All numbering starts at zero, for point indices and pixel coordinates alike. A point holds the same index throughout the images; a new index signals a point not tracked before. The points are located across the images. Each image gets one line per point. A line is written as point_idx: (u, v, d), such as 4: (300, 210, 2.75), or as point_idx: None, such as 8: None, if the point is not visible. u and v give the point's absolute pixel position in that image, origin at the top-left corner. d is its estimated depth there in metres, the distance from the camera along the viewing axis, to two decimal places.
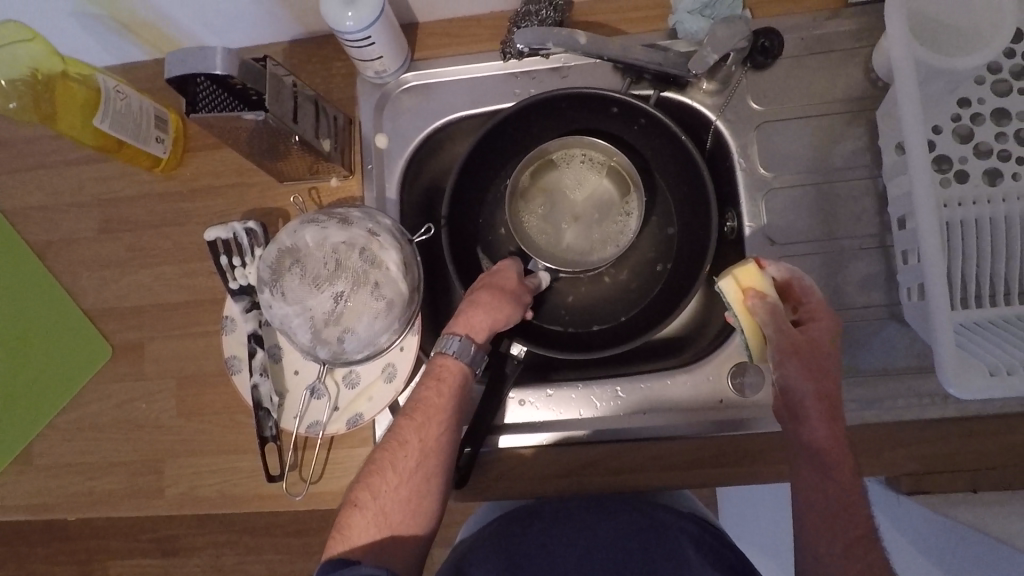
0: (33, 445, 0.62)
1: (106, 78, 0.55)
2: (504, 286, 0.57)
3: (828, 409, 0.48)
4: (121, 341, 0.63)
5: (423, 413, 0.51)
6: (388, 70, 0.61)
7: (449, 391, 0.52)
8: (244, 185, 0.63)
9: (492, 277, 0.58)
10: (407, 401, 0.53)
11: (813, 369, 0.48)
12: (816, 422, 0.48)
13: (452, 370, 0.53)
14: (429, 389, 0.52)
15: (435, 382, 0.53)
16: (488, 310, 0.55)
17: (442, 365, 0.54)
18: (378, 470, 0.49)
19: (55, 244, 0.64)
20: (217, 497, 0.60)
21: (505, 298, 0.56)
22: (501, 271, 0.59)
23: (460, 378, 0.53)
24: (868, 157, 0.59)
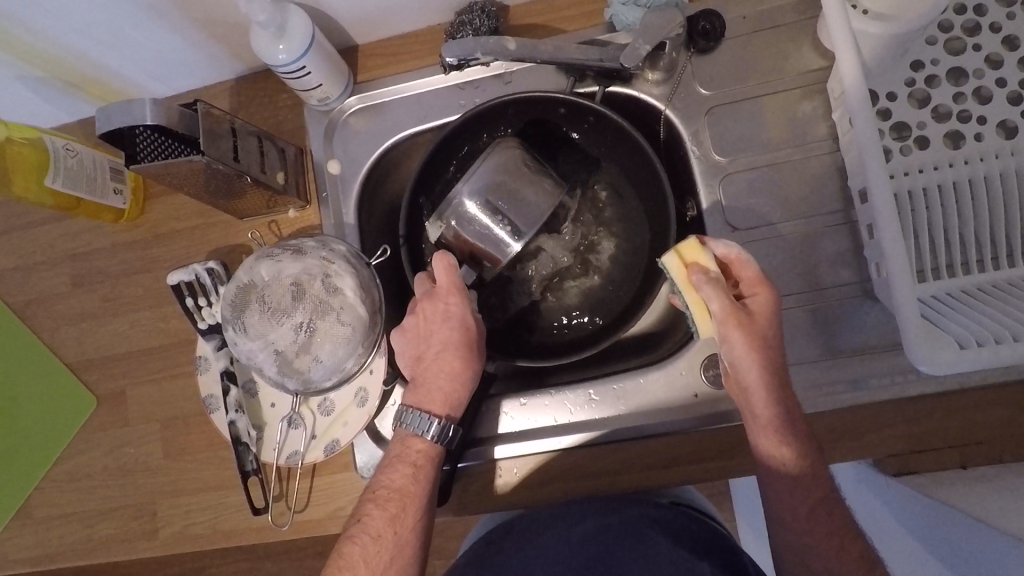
0: (31, 499, 0.64)
1: (54, 137, 0.56)
2: (466, 336, 0.54)
3: (776, 381, 0.46)
4: (104, 390, 0.64)
5: (397, 505, 0.50)
6: (332, 96, 0.61)
7: (424, 478, 0.51)
8: (206, 226, 0.64)
9: (440, 325, 0.55)
10: (375, 488, 0.51)
11: (757, 341, 0.46)
12: (766, 393, 0.46)
13: (429, 453, 0.52)
14: (401, 476, 0.51)
15: (408, 469, 0.51)
16: (452, 379, 0.54)
17: (418, 451, 0.52)
18: (350, 568, 0.49)
19: (33, 302, 0.66)
20: (209, 534, 0.61)
21: (466, 356, 0.54)
22: (459, 317, 0.55)
23: (433, 461, 0.52)
24: (825, 132, 0.57)
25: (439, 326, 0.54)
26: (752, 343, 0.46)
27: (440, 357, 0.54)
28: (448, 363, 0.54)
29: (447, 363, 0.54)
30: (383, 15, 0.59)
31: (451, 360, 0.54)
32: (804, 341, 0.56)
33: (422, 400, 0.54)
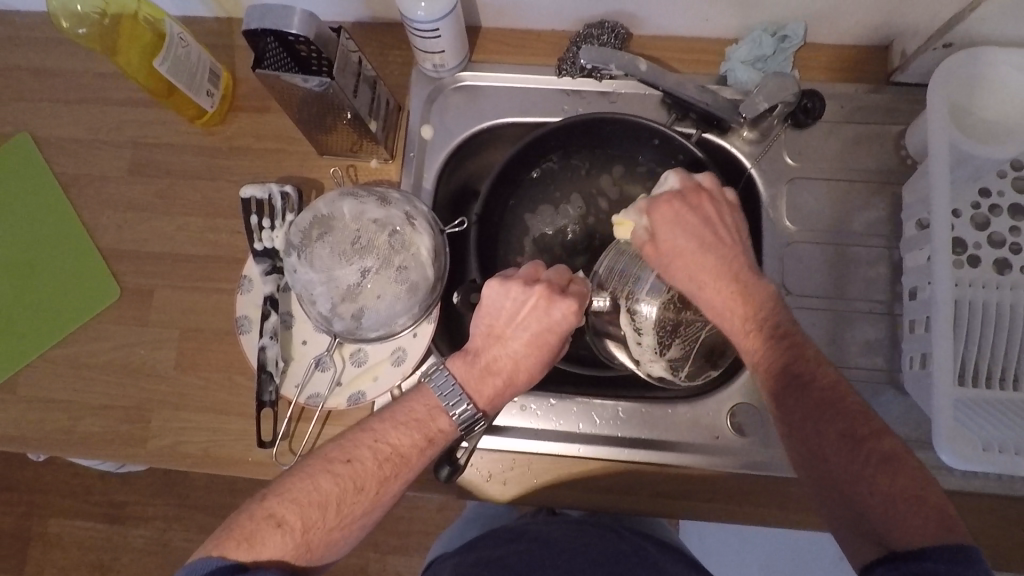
0: (20, 375, 0.61)
1: (174, 24, 0.55)
2: (550, 352, 0.51)
3: (740, 282, 0.48)
4: (130, 284, 0.62)
5: (395, 468, 0.46)
6: (446, 65, 0.62)
7: (426, 456, 0.47)
8: (284, 151, 0.63)
9: (538, 329, 0.50)
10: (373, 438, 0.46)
11: (681, 220, 0.50)
12: (739, 299, 0.47)
13: (447, 434, 0.48)
14: (406, 440, 0.47)
15: (421, 440, 0.47)
16: (508, 384, 0.50)
17: (438, 429, 0.48)
18: (320, 505, 0.43)
19: (81, 178, 0.64)
20: (202, 456, 0.59)
21: (535, 370, 0.51)
22: (556, 330, 0.50)
23: (441, 445, 0.48)
24: (889, 228, 0.62)
25: (536, 326, 0.50)
26: (699, 242, 0.49)
27: (516, 357, 0.50)
28: (516, 367, 0.50)
29: (516, 364, 0.50)
30: (519, 6, 0.62)
31: (523, 364, 0.50)
32: None
33: (471, 379, 0.49)
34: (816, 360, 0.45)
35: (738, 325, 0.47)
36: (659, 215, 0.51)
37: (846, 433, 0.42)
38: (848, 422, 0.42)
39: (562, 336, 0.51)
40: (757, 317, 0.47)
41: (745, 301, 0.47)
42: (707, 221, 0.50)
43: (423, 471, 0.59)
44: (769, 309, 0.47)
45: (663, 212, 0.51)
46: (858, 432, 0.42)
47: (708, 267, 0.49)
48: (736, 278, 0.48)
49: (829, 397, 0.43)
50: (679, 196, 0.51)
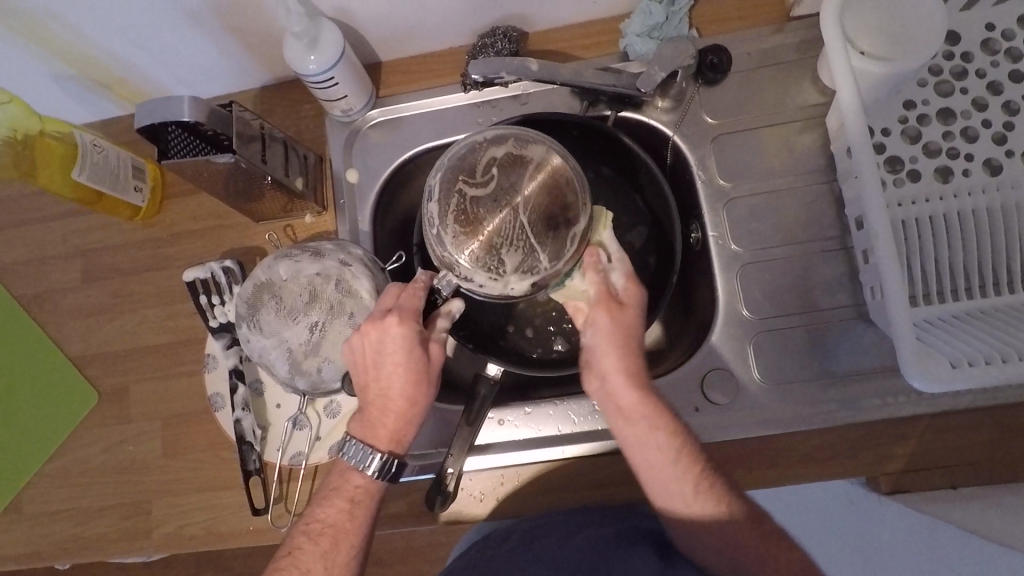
0: (23, 493, 0.63)
1: (83, 133, 0.58)
2: (415, 365, 0.49)
3: (648, 400, 0.50)
4: (106, 385, 0.64)
5: (329, 540, 0.47)
6: (354, 107, 0.63)
7: (361, 515, 0.49)
8: (221, 226, 0.65)
9: (387, 354, 0.49)
10: (310, 520, 0.49)
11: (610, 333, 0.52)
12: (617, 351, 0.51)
13: (367, 488, 0.49)
14: (340, 510, 0.49)
15: (345, 503, 0.49)
16: (398, 412, 0.50)
17: (357, 486, 0.49)
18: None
19: (41, 295, 0.66)
20: (205, 535, 0.60)
21: (416, 386, 0.50)
22: (400, 345, 0.49)
23: (372, 499, 0.50)
24: (823, 164, 0.61)
25: (386, 356, 0.49)
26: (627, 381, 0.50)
27: (386, 391, 0.50)
28: (393, 398, 0.50)
29: (393, 394, 0.50)
30: (410, 34, 0.62)
31: (398, 391, 0.49)
32: (800, 362, 0.59)
33: (368, 434, 0.50)
34: (668, 422, 0.49)
35: (613, 368, 0.51)
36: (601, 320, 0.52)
37: (752, 515, 0.48)
38: (689, 466, 0.48)
39: (415, 346, 0.49)
40: (637, 374, 0.51)
41: (646, 393, 0.50)
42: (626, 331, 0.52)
43: (418, 504, 0.60)
44: (651, 389, 0.51)
45: (628, 295, 0.53)
46: (722, 475, 0.49)
47: (625, 363, 0.51)
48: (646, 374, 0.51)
49: (692, 449, 0.49)
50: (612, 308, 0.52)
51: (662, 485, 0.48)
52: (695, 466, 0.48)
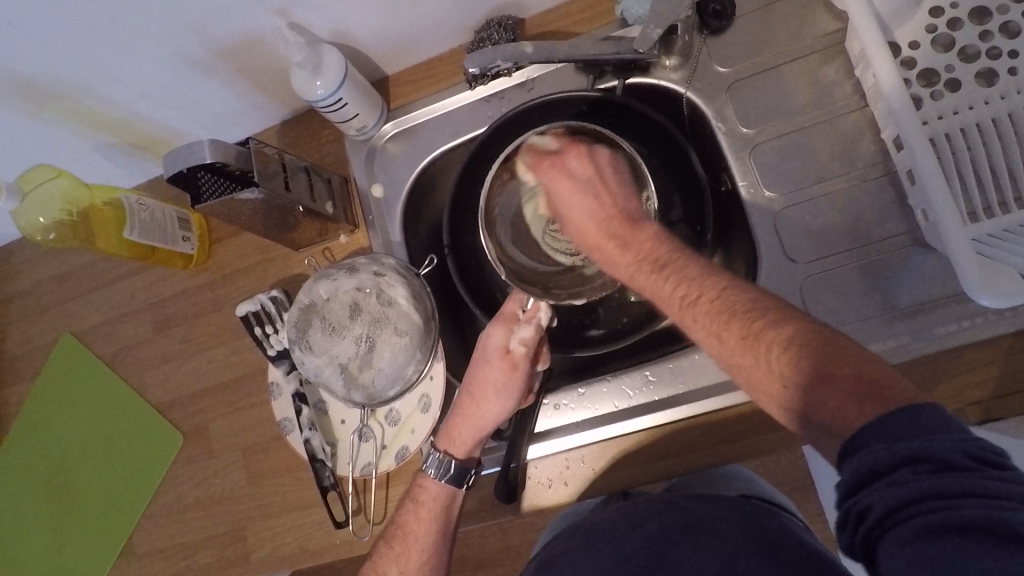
0: (134, 535, 0.68)
1: (129, 195, 0.62)
2: (494, 370, 0.56)
3: (619, 233, 0.51)
4: (189, 426, 0.68)
5: (401, 542, 0.54)
6: (368, 124, 0.65)
7: (428, 517, 0.55)
8: (266, 260, 0.68)
9: (475, 354, 0.57)
10: (390, 526, 0.56)
11: (591, 194, 0.54)
12: (581, 196, 0.54)
13: (436, 494, 0.55)
14: (408, 513, 0.55)
15: (414, 506, 0.55)
16: (467, 416, 0.57)
17: (429, 491, 0.56)
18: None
19: (120, 352, 0.71)
20: (297, 553, 0.63)
21: (487, 391, 0.56)
22: (488, 348, 0.56)
23: (441, 501, 0.55)
24: (851, 90, 0.57)
25: (477, 358, 0.57)
26: (597, 207, 0.53)
27: (467, 390, 0.57)
28: (469, 399, 0.57)
29: (467, 397, 0.57)
30: (407, 44, 0.64)
31: (473, 395, 0.56)
32: (858, 301, 0.56)
33: (444, 436, 0.58)
34: (664, 253, 0.48)
35: (597, 233, 0.52)
36: (546, 175, 0.56)
37: (746, 334, 0.41)
38: (694, 287, 0.44)
39: (497, 352, 0.56)
40: (619, 207, 0.52)
41: (628, 247, 0.50)
42: (598, 175, 0.54)
43: (488, 498, 0.61)
44: (636, 230, 0.50)
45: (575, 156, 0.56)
46: (740, 305, 0.42)
47: (586, 197, 0.54)
48: (623, 219, 0.52)
49: (685, 268, 0.46)
50: (586, 142, 0.56)
51: (678, 321, 0.45)
52: (698, 292, 0.44)
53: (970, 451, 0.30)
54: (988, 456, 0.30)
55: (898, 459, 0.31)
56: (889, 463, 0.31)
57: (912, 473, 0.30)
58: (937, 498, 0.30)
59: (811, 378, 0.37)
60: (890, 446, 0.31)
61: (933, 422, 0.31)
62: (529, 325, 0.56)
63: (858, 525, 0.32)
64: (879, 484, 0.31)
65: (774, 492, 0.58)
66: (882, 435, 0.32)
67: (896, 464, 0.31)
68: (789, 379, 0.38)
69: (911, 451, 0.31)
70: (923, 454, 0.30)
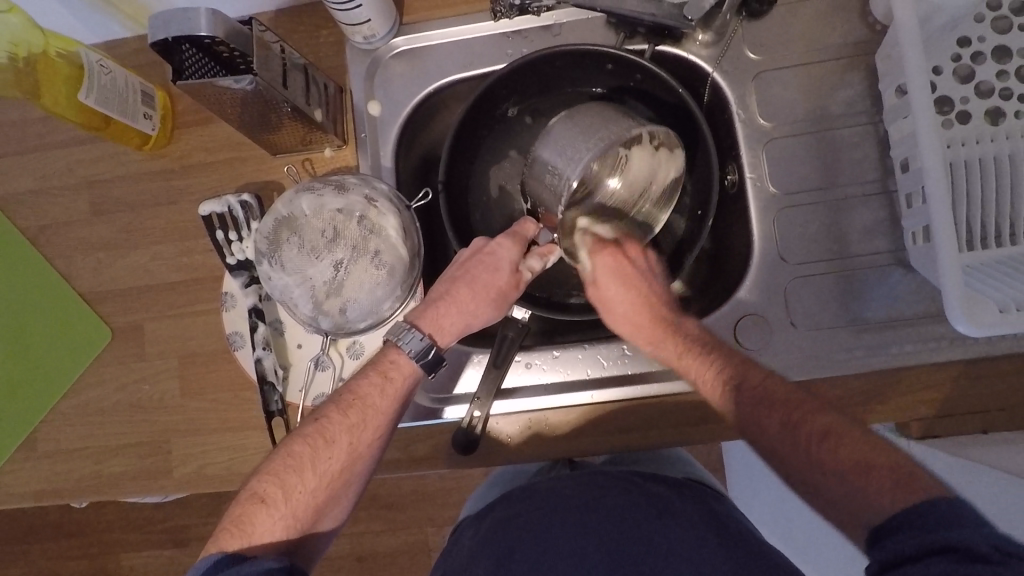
0: (37, 432, 0.62)
1: (89, 52, 0.54)
2: (505, 283, 0.55)
3: (664, 318, 0.56)
4: (120, 323, 0.62)
5: (357, 413, 0.49)
6: (377, 34, 0.59)
7: (392, 394, 0.51)
8: (236, 159, 0.62)
9: (483, 258, 0.56)
10: (343, 393, 0.51)
11: (624, 283, 0.57)
12: (635, 299, 0.57)
13: (408, 369, 0.52)
14: (372, 386, 0.51)
15: (379, 381, 0.51)
16: (460, 311, 0.54)
17: (400, 369, 0.52)
18: (297, 469, 0.48)
19: (46, 229, 0.63)
20: (227, 474, 0.59)
21: (485, 297, 0.55)
22: (504, 261, 0.56)
23: (409, 381, 0.52)
24: (868, 103, 0.58)
25: (489, 263, 0.55)
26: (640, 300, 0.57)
27: (468, 286, 0.54)
28: (466, 296, 0.55)
29: (468, 294, 0.54)
30: None
31: (476, 297, 0.55)
32: (834, 308, 0.58)
33: (425, 316, 0.54)
34: (703, 343, 0.53)
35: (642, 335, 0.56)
36: (601, 262, 0.58)
37: (786, 419, 0.45)
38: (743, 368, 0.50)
39: (512, 267, 0.56)
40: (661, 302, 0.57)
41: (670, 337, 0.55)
42: (638, 271, 0.58)
43: (442, 446, 0.59)
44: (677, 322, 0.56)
45: (603, 271, 0.58)
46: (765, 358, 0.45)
47: (633, 298, 0.57)
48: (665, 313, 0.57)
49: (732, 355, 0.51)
50: (622, 251, 0.59)
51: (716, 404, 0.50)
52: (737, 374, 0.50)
53: (998, 545, 0.32)
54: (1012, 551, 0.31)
55: (925, 550, 0.33)
56: (916, 552, 0.33)
57: (933, 560, 0.32)
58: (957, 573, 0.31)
59: (848, 465, 0.41)
60: (917, 537, 0.34)
61: (952, 521, 0.34)
62: (540, 259, 0.57)
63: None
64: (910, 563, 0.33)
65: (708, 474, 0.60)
66: (913, 525, 0.35)
67: (919, 554, 0.33)
68: (815, 460, 0.43)
69: (936, 542, 0.33)
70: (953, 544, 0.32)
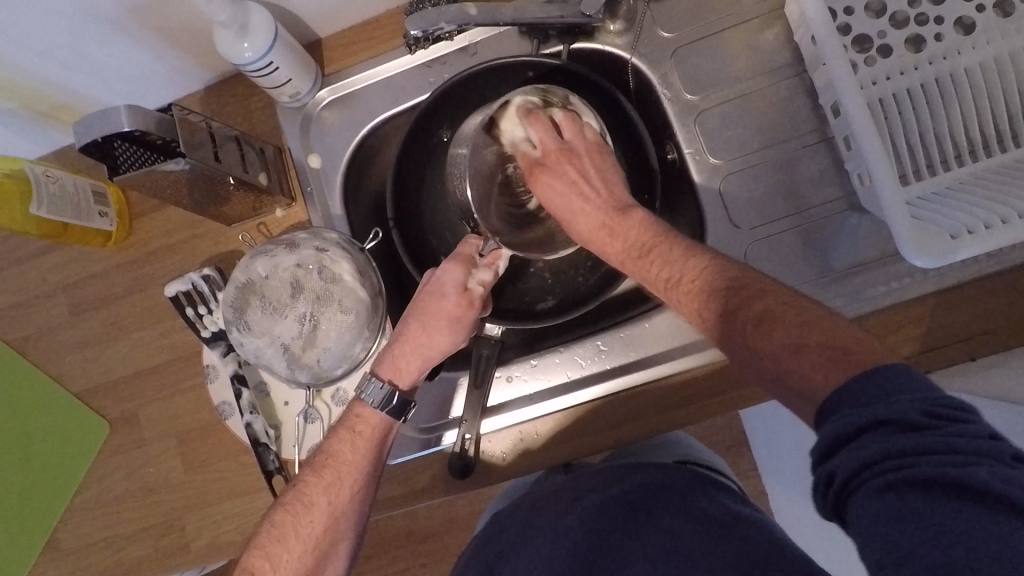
0: (59, 532, 0.64)
1: (34, 165, 0.57)
2: (454, 307, 0.54)
3: (611, 223, 0.52)
4: (116, 414, 0.64)
5: (331, 472, 0.50)
6: (302, 90, 0.61)
7: (363, 447, 0.51)
8: (195, 236, 0.64)
9: (430, 288, 0.55)
10: (317, 455, 0.52)
11: (554, 169, 0.56)
12: (568, 189, 0.55)
13: (375, 419, 0.52)
14: (341, 442, 0.51)
15: (348, 436, 0.52)
16: (415, 348, 0.54)
17: (366, 421, 0.52)
18: (281, 538, 0.49)
19: (33, 338, 0.66)
20: (242, 540, 0.61)
21: (437, 326, 0.54)
22: (449, 286, 0.54)
23: (378, 431, 0.52)
24: (789, 56, 0.58)
25: (434, 292, 0.54)
26: (591, 202, 0.54)
27: (419, 321, 0.54)
28: (418, 331, 0.54)
29: (420, 329, 0.54)
30: (341, 4, 0.60)
31: (428, 329, 0.54)
32: (797, 264, 0.58)
33: (382, 365, 0.54)
34: (651, 238, 0.49)
35: (613, 250, 0.52)
36: (538, 128, 0.58)
37: (725, 310, 0.42)
38: (677, 270, 0.46)
39: (459, 288, 0.54)
40: (613, 198, 0.54)
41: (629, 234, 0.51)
42: (584, 177, 0.55)
43: (441, 473, 0.60)
44: (627, 218, 0.52)
45: (568, 131, 0.57)
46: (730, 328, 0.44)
47: (573, 204, 0.55)
48: (613, 212, 0.53)
49: (671, 250, 0.47)
50: (571, 151, 0.56)
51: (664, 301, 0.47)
52: (682, 274, 0.46)
53: (929, 410, 0.30)
54: (944, 411, 0.30)
55: (855, 429, 0.31)
56: (857, 428, 0.31)
57: (872, 437, 0.30)
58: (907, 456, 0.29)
59: (783, 348, 0.38)
60: (853, 413, 0.32)
61: (891, 387, 0.32)
62: (489, 269, 0.56)
63: (828, 490, 0.32)
64: (849, 449, 0.31)
65: (707, 452, 0.60)
66: (844, 404, 0.33)
67: (858, 427, 0.31)
68: (753, 348, 0.39)
69: (871, 416, 0.31)
70: (888, 418, 0.30)
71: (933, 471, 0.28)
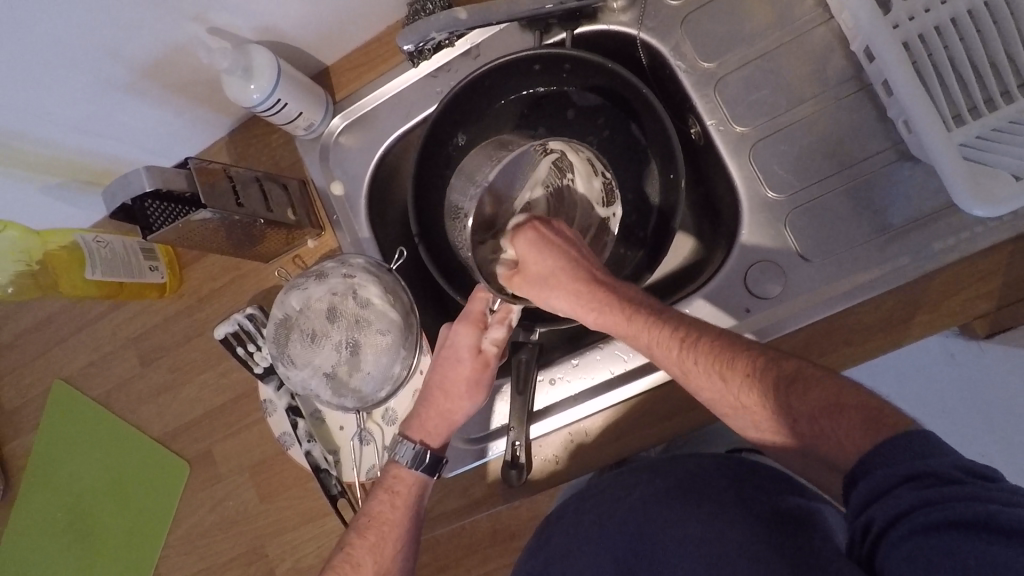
0: (160, 566, 0.69)
1: (84, 233, 0.60)
2: (468, 371, 0.54)
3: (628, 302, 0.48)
4: (193, 453, 0.68)
5: (374, 532, 0.53)
6: (315, 121, 0.62)
7: (402, 505, 0.53)
8: (239, 277, 0.66)
9: (446, 351, 0.55)
10: (362, 514, 0.54)
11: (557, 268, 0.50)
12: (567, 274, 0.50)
13: (409, 478, 0.54)
14: (382, 502, 0.54)
15: (387, 497, 0.54)
16: (437, 412, 0.55)
17: (403, 481, 0.54)
18: None
19: (113, 390, 0.71)
20: (319, 562, 0.63)
21: (455, 391, 0.54)
22: (461, 348, 0.54)
23: (414, 490, 0.54)
24: (811, 3, 0.54)
25: (448, 355, 0.54)
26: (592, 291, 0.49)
27: (438, 387, 0.55)
28: (438, 396, 0.55)
29: (440, 394, 0.55)
30: (340, 31, 0.60)
31: (446, 396, 0.54)
32: (847, 227, 0.53)
33: (410, 426, 0.56)
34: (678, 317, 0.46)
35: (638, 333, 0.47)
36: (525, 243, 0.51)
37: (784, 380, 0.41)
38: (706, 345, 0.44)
39: (470, 350, 0.54)
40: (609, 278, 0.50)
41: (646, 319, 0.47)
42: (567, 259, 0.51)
43: (497, 483, 0.59)
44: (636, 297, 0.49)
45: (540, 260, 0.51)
46: None
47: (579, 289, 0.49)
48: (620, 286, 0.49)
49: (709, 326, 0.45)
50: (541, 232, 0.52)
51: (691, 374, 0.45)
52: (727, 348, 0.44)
53: (962, 464, 0.33)
54: (979, 471, 0.32)
55: (895, 482, 0.34)
56: (893, 483, 0.34)
57: (908, 490, 0.33)
58: (940, 506, 0.31)
59: None
60: (891, 469, 0.34)
61: (927, 447, 0.34)
62: (500, 326, 0.53)
63: (864, 539, 0.34)
64: (880, 503, 0.34)
65: None
66: (881, 460, 0.35)
67: (895, 483, 0.34)
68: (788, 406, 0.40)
69: (912, 472, 0.33)
70: (923, 472, 0.33)
71: (963, 517, 0.31)
